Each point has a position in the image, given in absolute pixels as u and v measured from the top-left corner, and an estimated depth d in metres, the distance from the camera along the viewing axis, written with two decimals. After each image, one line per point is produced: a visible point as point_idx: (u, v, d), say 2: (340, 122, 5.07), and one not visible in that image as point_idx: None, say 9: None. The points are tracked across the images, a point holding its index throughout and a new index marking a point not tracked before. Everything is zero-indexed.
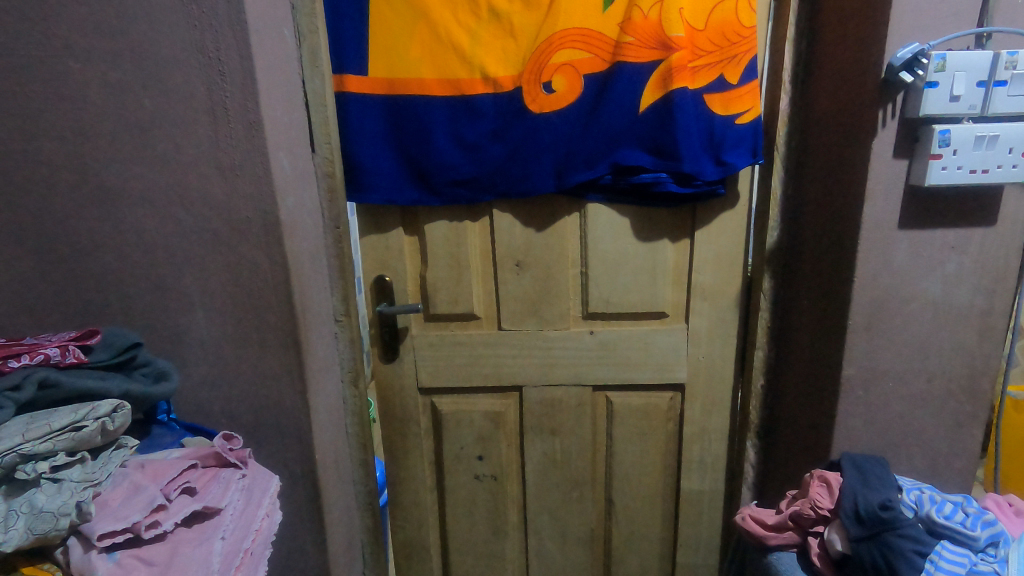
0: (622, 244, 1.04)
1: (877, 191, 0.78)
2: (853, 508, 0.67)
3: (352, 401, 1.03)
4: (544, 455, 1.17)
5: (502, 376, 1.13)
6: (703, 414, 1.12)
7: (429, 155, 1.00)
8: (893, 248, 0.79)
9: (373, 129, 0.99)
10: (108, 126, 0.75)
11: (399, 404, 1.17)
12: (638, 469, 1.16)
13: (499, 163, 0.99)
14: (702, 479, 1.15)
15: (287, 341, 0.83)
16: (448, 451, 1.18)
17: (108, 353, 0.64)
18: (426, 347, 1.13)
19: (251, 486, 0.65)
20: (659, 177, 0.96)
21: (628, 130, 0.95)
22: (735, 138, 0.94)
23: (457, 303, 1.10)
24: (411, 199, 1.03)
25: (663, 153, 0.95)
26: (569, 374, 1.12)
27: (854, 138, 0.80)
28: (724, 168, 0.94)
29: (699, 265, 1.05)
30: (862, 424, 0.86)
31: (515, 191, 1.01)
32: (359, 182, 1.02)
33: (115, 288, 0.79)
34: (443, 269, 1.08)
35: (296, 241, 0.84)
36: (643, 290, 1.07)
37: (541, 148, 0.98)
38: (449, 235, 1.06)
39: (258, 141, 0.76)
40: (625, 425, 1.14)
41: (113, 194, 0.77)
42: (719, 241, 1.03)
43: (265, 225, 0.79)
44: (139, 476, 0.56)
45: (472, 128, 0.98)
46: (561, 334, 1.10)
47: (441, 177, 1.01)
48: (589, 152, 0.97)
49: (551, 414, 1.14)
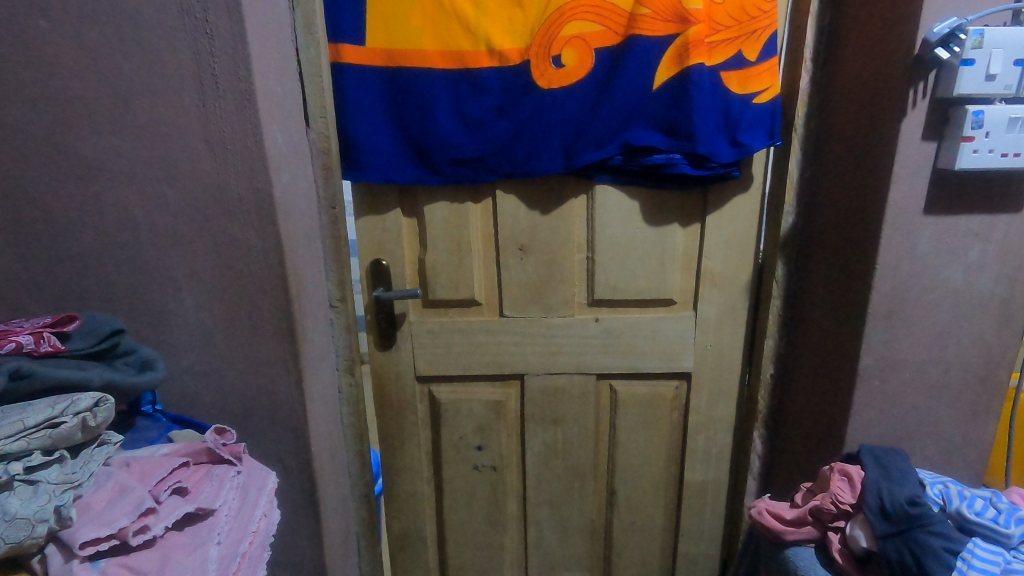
0: (631, 228, 1.00)
1: (903, 174, 0.74)
2: (879, 503, 0.65)
3: (349, 390, 1.00)
4: (545, 445, 1.15)
5: (503, 365, 1.10)
6: (709, 404, 1.09)
7: (430, 132, 0.94)
8: (917, 234, 0.77)
9: (371, 104, 0.94)
10: (80, 92, 0.68)
11: (396, 392, 1.13)
12: (641, 460, 1.14)
13: (504, 141, 0.95)
14: (705, 470, 1.13)
15: (282, 328, 0.79)
16: (447, 441, 1.15)
17: (87, 340, 0.60)
18: (425, 333, 1.09)
19: (246, 484, 0.61)
20: (673, 159, 0.92)
21: (640, 108, 0.91)
22: (753, 119, 0.89)
23: (457, 288, 1.06)
24: (411, 179, 0.97)
25: (677, 133, 0.91)
26: (572, 362, 1.09)
27: (879, 119, 0.76)
28: (740, 149, 0.90)
29: (710, 251, 1.00)
30: (876, 415, 0.84)
31: (520, 171, 0.96)
32: (356, 159, 0.96)
33: (91, 271, 0.73)
34: (443, 252, 1.04)
35: (291, 223, 0.78)
36: (650, 277, 1.03)
37: (548, 126, 0.93)
38: (449, 217, 1.02)
39: (249, 111, 0.71)
40: (629, 415, 1.11)
41: (90, 169, 0.71)
42: (731, 227, 0.99)
43: (257, 205, 0.73)
44: (125, 475, 0.51)
45: (475, 104, 0.93)
46: (565, 321, 1.06)
47: (443, 156, 0.96)
48: (599, 131, 0.92)
49: (553, 402, 1.12)
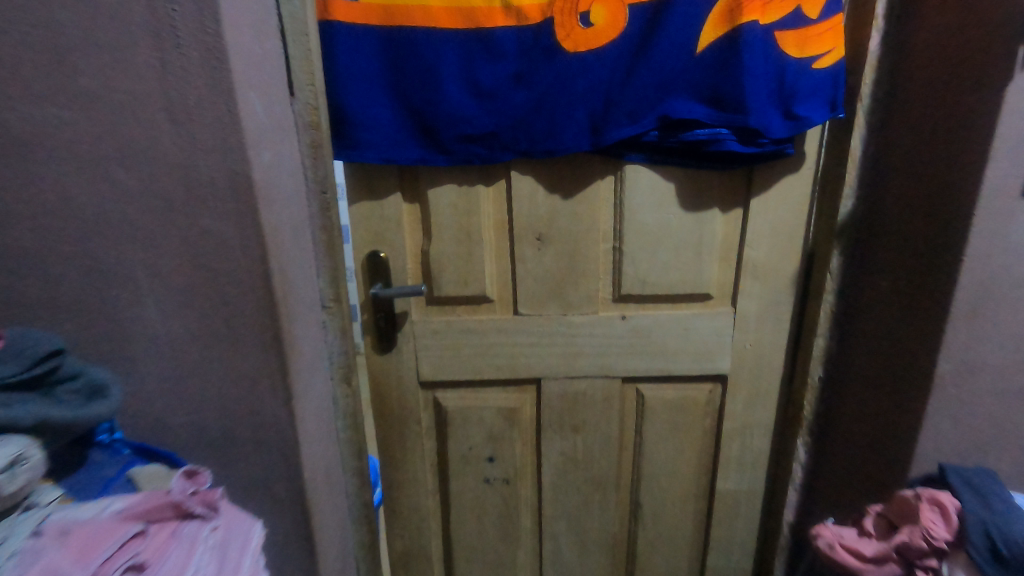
0: (664, 214, 0.88)
1: (1004, 150, 0.63)
2: (989, 545, 0.55)
3: (344, 402, 0.88)
4: (563, 454, 1.04)
5: (518, 368, 0.98)
6: (746, 409, 0.99)
7: (436, 103, 0.81)
8: (1013, 219, 0.65)
9: (367, 70, 0.80)
10: (3, 49, 0.54)
11: (397, 400, 1.01)
12: (669, 470, 1.04)
13: (522, 113, 0.81)
14: (739, 480, 1.03)
15: (267, 337, 0.66)
16: (454, 452, 1.04)
17: (19, 363, 0.47)
18: (429, 334, 0.97)
19: (225, 540, 0.49)
20: (718, 133, 0.79)
21: (681, 75, 0.78)
22: (812, 87, 0.77)
23: (466, 284, 0.93)
24: (414, 159, 0.84)
25: (723, 104, 0.78)
26: (595, 364, 0.97)
27: (978, 83, 0.64)
28: (795, 122, 0.78)
29: (753, 240, 0.89)
30: (950, 425, 0.73)
31: (540, 149, 0.83)
32: (349, 136, 0.82)
33: (26, 273, 0.59)
34: (449, 243, 0.91)
35: (274, 212, 0.65)
36: (685, 269, 0.91)
37: (574, 95, 0.80)
38: (457, 202, 0.89)
39: (219, 73, 0.57)
40: (657, 421, 1.00)
41: (19, 146, 0.56)
42: (778, 212, 0.87)
43: (234, 190, 0.60)
44: (57, 558, 0.38)
45: (489, 70, 0.80)
46: (588, 319, 0.95)
47: (450, 131, 0.83)
48: (633, 101, 0.80)
49: (572, 409, 1.00)
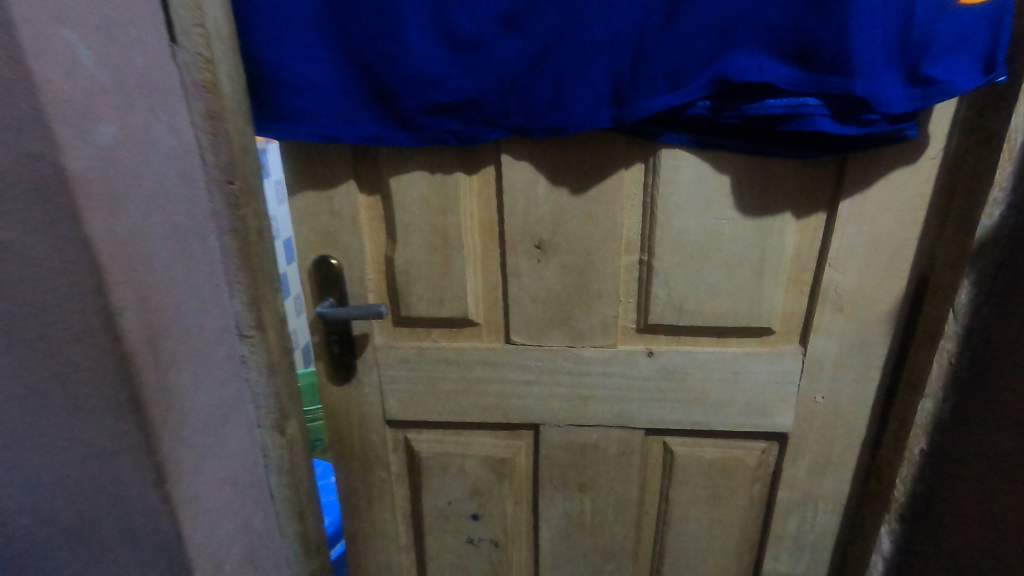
0: (713, 219, 0.63)
1: None
2: None
3: (276, 455, 0.67)
4: (566, 518, 0.81)
5: (510, 411, 0.76)
6: (811, 477, 0.74)
7: (393, 58, 0.57)
8: None
9: (296, 10, 0.57)
10: None
11: (358, 442, 0.80)
12: (702, 543, 0.80)
13: (515, 74, 0.57)
14: (794, 562, 0.79)
15: (118, 401, 0.45)
16: (431, 506, 0.83)
17: None
18: (396, 364, 0.75)
19: None
20: (803, 105, 0.54)
21: (752, 16, 0.52)
22: (952, 35, 0.51)
23: (442, 303, 0.71)
24: (366, 136, 0.61)
25: (814, 61, 0.52)
26: (611, 412, 0.74)
27: None
28: (924, 90, 0.52)
29: (840, 257, 0.63)
30: None
31: (540, 125, 0.59)
32: (277, 104, 0.60)
33: None
34: (419, 250, 0.68)
35: (125, 217, 0.44)
36: (739, 294, 0.66)
37: (590, 47, 0.55)
38: (429, 196, 0.66)
39: None
40: (689, 485, 0.77)
41: None
42: (878, 220, 0.61)
43: (38, 188, 0.39)
44: None
45: (467, 9, 0.55)
46: (603, 355, 0.71)
47: (415, 99, 0.59)
48: (677, 56, 0.54)
49: (580, 463, 0.78)
